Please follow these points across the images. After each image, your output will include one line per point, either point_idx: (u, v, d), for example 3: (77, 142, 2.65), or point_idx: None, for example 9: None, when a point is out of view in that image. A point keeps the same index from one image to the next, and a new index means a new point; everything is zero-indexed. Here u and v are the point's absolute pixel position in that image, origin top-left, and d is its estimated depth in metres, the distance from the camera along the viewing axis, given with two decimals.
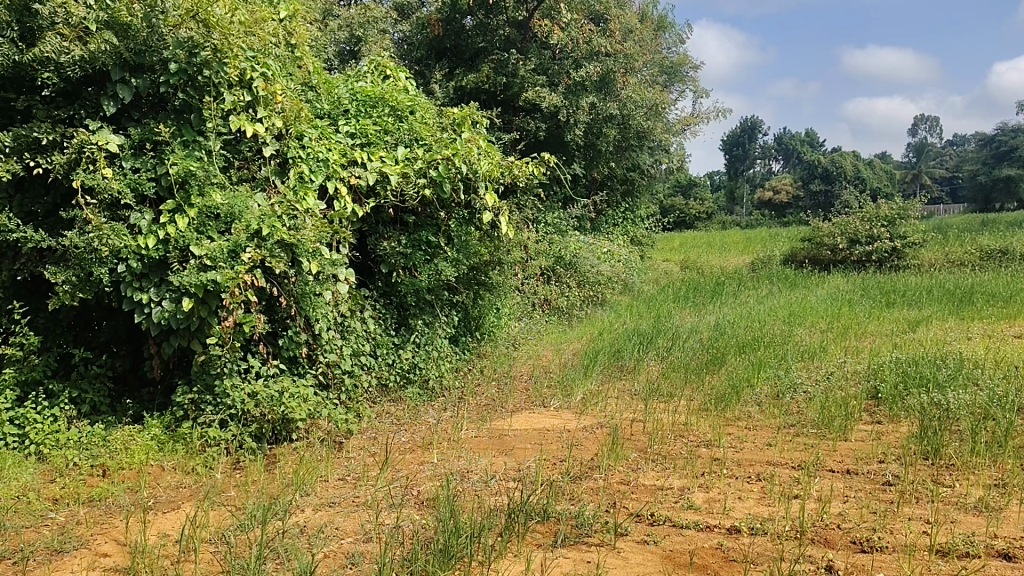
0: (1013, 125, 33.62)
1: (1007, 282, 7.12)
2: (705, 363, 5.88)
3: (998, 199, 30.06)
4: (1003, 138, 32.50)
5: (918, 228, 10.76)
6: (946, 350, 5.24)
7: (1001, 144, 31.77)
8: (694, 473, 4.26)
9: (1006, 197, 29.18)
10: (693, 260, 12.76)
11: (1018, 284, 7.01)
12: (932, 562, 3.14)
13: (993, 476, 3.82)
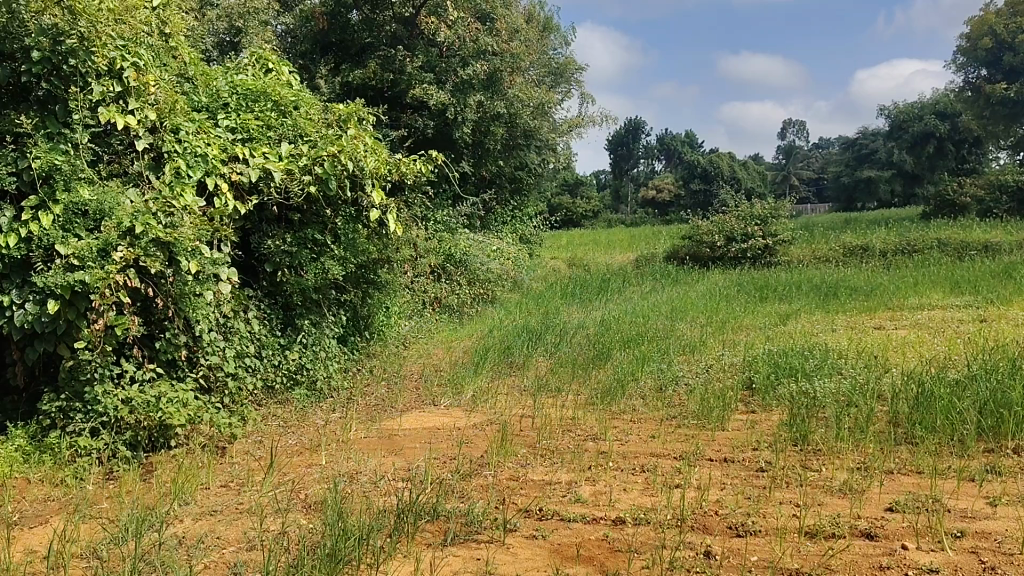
0: (873, 130, 35.96)
1: (866, 277, 7.61)
2: (591, 358, 6.00)
3: (860, 199, 32.09)
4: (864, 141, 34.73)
5: (788, 226, 11.35)
6: (813, 342, 5.54)
7: (863, 147, 33.94)
8: (581, 467, 4.34)
9: (867, 197, 31.20)
10: (581, 257, 13.02)
11: (876, 278, 7.49)
12: (801, 544, 3.32)
13: (856, 459, 4.06)
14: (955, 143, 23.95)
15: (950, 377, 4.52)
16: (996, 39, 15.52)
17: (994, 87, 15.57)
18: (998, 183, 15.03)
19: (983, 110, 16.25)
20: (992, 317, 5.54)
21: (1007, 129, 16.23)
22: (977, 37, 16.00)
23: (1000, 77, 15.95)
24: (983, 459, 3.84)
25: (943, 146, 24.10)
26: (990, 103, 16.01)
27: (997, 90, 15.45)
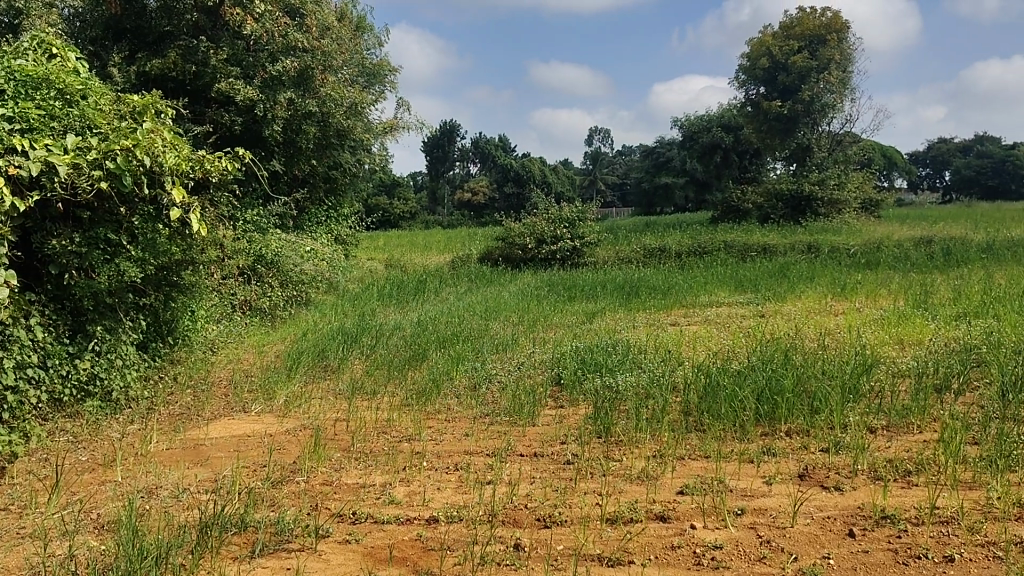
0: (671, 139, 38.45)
1: (663, 277, 8.12)
2: (406, 359, 6.00)
3: (660, 204, 34.24)
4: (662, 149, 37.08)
5: (594, 229, 11.93)
6: (616, 338, 5.86)
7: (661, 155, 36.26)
8: (395, 468, 4.34)
9: (665, 203, 33.32)
10: (397, 258, 12.99)
11: (672, 278, 8.02)
12: (602, 530, 3.50)
13: (653, 448, 4.34)
14: (738, 154, 26.04)
15: (733, 368, 4.92)
16: (772, 60, 17.06)
17: (771, 103, 17.10)
18: (775, 191, 16.54)
19: (762, 124, 17.82)
20: (769, 312, 6.09)
21: (781, 143, 17.86)
22: (757, 57, 17.49)
23: (778, 96, 17.43)
24: (762, 442, 4.21)
25: (728, 156, 26.09)
26: (768, 118, 17.54)
27: (774, 106, 16.95)
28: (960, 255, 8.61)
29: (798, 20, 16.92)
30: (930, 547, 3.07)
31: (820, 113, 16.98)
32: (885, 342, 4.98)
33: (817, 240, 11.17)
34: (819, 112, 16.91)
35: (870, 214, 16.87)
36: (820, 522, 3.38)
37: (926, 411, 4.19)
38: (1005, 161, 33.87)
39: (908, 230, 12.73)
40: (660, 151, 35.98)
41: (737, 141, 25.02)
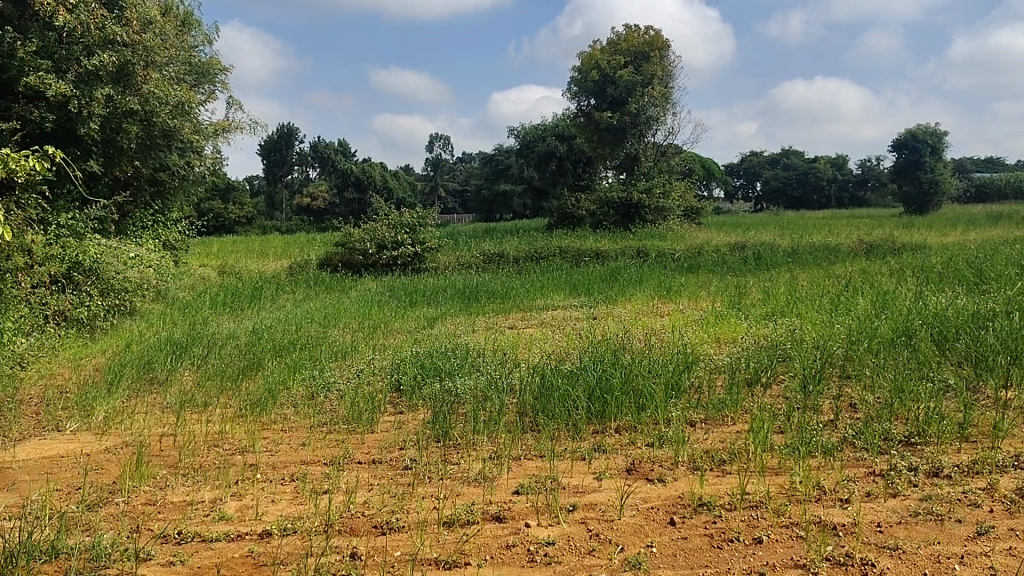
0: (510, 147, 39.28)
1: (502, 281, 8.29)
2: (240, 369, 5.78)
3: (500, 210, 34.86)
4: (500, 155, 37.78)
5: (434, 234, 12.01)
6: (456, 343, 5.91)
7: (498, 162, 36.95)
8: (226, 483, 4.16)
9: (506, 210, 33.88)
10: (232, 265, 12.49)
11: (509, 282, 8.19)
12: (439, 534, 3.51)
13: (490, 449, 4.41)
14: (572, 163, 26.85)
15: (566, 368, 5.08)
16: (601, 73, 17.75)
17: (601, 114, 17.74)
18: (607, 200, 17.19)
19: (595, 135, 18.46)
20: (601, 315, 6.34)
21: (612, 152, 18.65)
22: (587, 70, 18.09)
23: (607, 108, 18.06)
24: (593, 439, 4.38)
25: (562, 165, 26.94)
26: (599, 129, 18.21)
27: (604, 117, 17.63)
28: (769, 259, 9.32)
29: (625, 37, 17.78)
30: (741, 530, 3.28)
31: (645, 125, 17.95)
32: (704, 341, 5.31)
33: (645, 246, 11.76)
34: (644, 124, 17.90)
35: (694, 221, 18.14)
36: (644, 513, 3.55)
37: (740, 404, 4.48)
38: (807, 173, 37.01)
39: (729, 236, 13.64)
40: (499, 159, 36.66)
41: (572, 151, 25.87)
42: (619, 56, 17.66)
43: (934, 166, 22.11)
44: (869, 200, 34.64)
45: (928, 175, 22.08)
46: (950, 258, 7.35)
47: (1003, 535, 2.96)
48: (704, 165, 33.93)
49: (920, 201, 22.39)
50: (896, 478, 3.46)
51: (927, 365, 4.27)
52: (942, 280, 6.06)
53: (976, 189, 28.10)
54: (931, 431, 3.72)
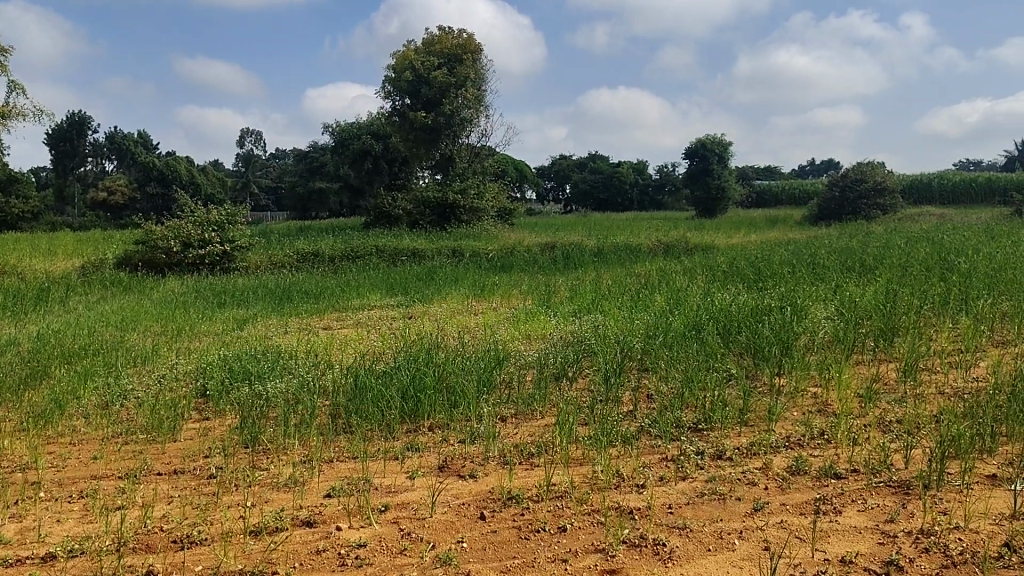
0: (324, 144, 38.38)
1: (316, 281, 8.10)
2: (22, 379, 5.27)
3: (314, 207, 34.09)
4: (314, 151, 36.82)
5: (244, 233, 11.55)
6: (267, 345, 5.71)
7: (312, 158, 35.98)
8: (3, 504, 3.78)
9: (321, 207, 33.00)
10: (14, 264, 11.35)
11: (324, 282, 8.04)
12: (244, 544, 3.37)
13: (301, 453, 4.30)
14: (387, 161, 26.61)
15: (380, 368, 5.05)
16: (415, 73, 17.76)
17: (416, 114, 17.69)
18: (422, 198, 17.19)
19: (409, 134, 18.35)
20: (416, 314, 6.35)
21: (426, 152, 18.64)
22: (401, 69, 18.01)
23: (421, 108, 18.05)
24: (406, 438, 4.38)
25: (378, 163, 26.69)
26: (414, 128, 18.19)
27: (419, 117, 17.58)
28: (575, 258, 9.69)
29: (438, 39, 17.91)
30: (547, 520, 3.41)
31: (458, 126, 18.18)
32: (515, 338, 5.46)
33: (460, 245, 11.92)
34: (458, 125, 18.12)
35: (506, 223, 18.41)
36: (455, 509, 3.59)
37: (547, 398, 4.65)
38: (611, 178, 38.22)
39: (540, 235, 14.07)
40: (313, 155, 35.74)
41: (389, 150, 25.67)
42: (432, 57, 17.76)
43: (721, 173, 23.91)
44: (666, 203, 36.97)
45: (717, 180, 23.89)
46: (731, 259, 8.00)
47: (775, 509, 3.24)
48: (517, 167, 34.72)
49: (708, 205, 24.19)
50: (686, 462, 3.71)
51: (713, 357, 4.61)
52: (727, 278, 6.57)
53: (757, 194, 30.64)
54: (716, 417, 4.03)
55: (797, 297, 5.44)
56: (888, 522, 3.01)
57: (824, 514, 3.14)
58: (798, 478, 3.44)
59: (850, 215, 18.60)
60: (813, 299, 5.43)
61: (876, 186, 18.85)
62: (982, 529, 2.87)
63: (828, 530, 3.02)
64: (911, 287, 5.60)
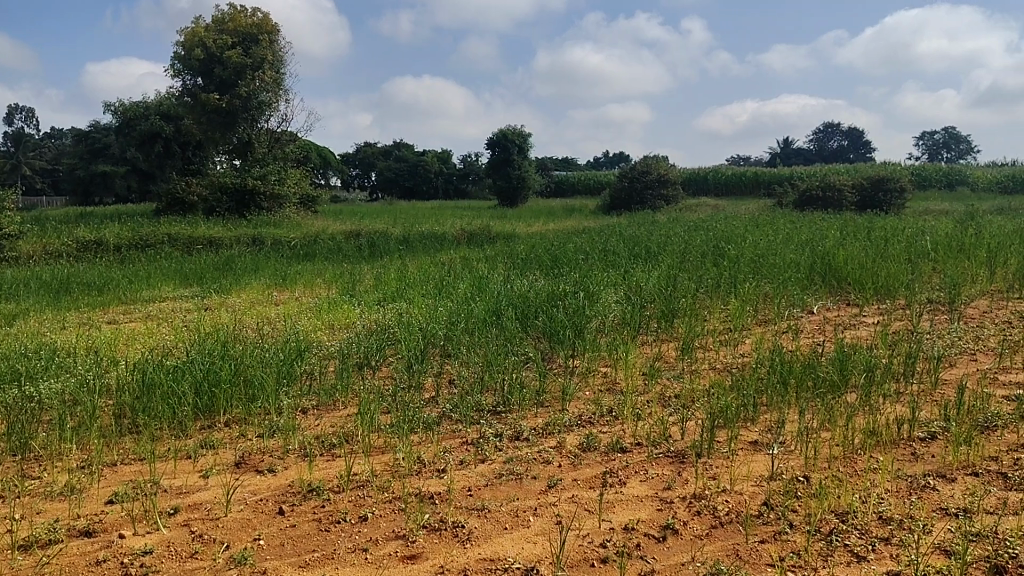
0: (106, 125, 35.19)
1: (98, 272, 7.49)
2: None
3: (96, 191, 30.46)
4: (96, 131, 33.77)
5: (12, 220, 10.41)
6: (41, 343, 5.21)
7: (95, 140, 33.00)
8: None
9: (102, 192, 30.09)
10: None
11: (107, 272, 7.44)
12: (11, 560, 3.05)
13: (80, 459, 3.97)
14: (179, 145, 24.90)
15: (170, 363, 4.75)
16: (206, 52, 16.81)
17: (208, 95, 16.69)
18: (218, 184, 16.35)
19: (201, 117, 17.24)
20: (213, 305, 6.05)
21: (222, 137, 17.59)
22: (188, 47, 16.93)
23: (214, 89, 17.14)
24: (200, 435, 4.17)
25: (170, 146, 25.01)
26: (206, 111, 17.07)
27: (212, 98, 16.63)
28: (381, 247, 9.61)
29: (230, 17, 17.15)
30: (348, 510, 3.36)
31: (256, 110, 17.45)
32: (318, 328, 5.36)
33: (261, 233, 11.48)
34: (255, 108, 17.38)
35: (309, 209, 18.07)
36: (252, 506, 3.45)
37: (350, 388, 4.60)
38: (416, 167, 37.95)
39: (343, 223, 13.83)
40: (96, 137, 32.83)
41: (181, 132, 24.08)
42: (224, 36, 16.93)
43: (521, 164, 24.62)
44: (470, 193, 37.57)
45: (516, 171, 24.58)
46: (529, 247, 8.28)
47: (567, 485, 3.39)
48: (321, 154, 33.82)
49: (510, 195, 24.82)
50: (485, 445, 3.79)
51: (512, 341, 4.74)
52: (527, 265, 6.80)
53: (555, 184, 31.61)
54: (513, 400, 4.15)
55: (589, 282, 5.71)
56: (666, 489, 3.24)
57: (611, 485, 3.32)
58: (589, 454, 3.62)
59: (637, 205, 19.69)
60: (604, 284, 5.72)
61: (660, 179, 20.07)
62: (745, 490, 3.13)
63: (613, 501, 3.20)
64: (689, 271, 6.06)
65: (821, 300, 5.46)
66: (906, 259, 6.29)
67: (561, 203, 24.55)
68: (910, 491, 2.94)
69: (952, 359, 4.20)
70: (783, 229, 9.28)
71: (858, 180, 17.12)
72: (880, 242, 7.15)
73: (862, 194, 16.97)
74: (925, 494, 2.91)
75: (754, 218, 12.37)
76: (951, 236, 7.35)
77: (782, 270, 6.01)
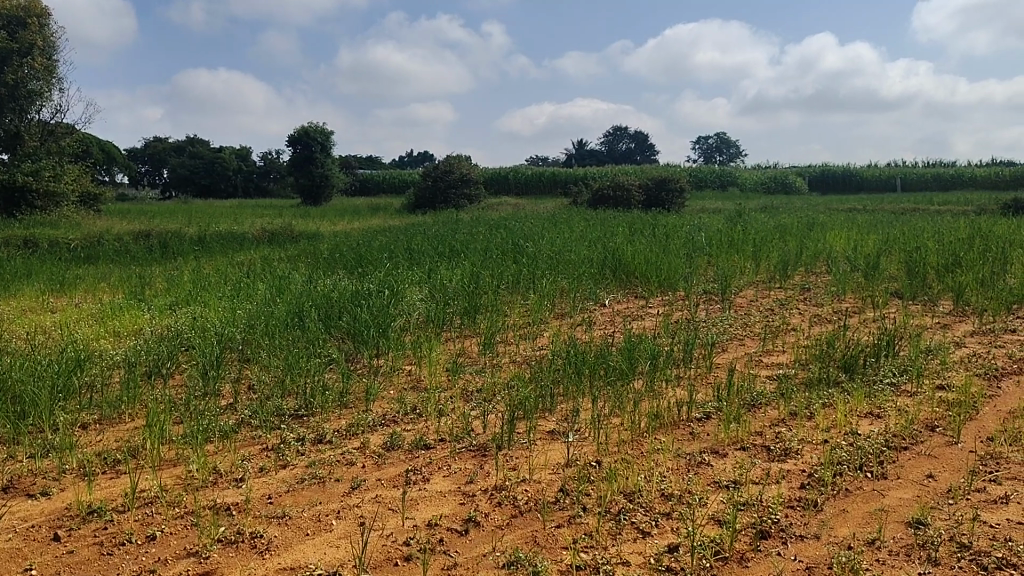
0: None
1: None
2: None
3: None
4: None
5: None
6: None
7: None
8: None
9: None
10: None
11: None
12: None
13: None
14: None
15: None
16: None
17: None
18: None
19: None
20: None
21: None
22: None
23: None
24: None
25: None
26: None
27: None
28: (174, 248, 9.09)
29: None
30: (133, 530, 3.08)
31: (25, 98, 15.93)
32: (102, 336, 4.97)
33: (32, 234, 10.44)
34: (24, 97, 15.89)
35: (91, 208, 16.79)
36: (21, 534, 3.10)
37: (138, 398, 4.29)
38: (213, 163, 36.03)
39: (128, 223, 12.89)
40: None
41: None
42: None
43: (324, 163, 24.19)
44: (273, 191, 36.33)
45: (320, 170, 24.14)
46: (334, 245, 8.13)
47: (371, 485, 3.33)
48: (106, 149, 31.40)
49: (313, 193, 24.26)
50: (286, 450, 3.66)
51: (315, 342, 4.64)
52: (330, 264, 6.68)
53: (360, 183, 31.09)
54: (315, 403, 4.05)
55: (393, 281, 5.69)
56: (469, 483, 3.28)
57: (414, 483, 3.31)
58: (393, 453, 3.60)
59: (442, 205, 19.84)
60: (408, 282, 5.73)
61: (462, 178, 20.35)
62: (543, 478, 3.24)
63: (416, 498, 3.19)
64: (490, 268, 6.21)
65: (612, 293, 5.79)
66: (686, 254, 6.80)
67: (367, 201, 24.31)
68: (688, 468, 3.17)
69: (724, 344, 4.59)
70: (577, 226, 9.74)
71: (644, 181, 18.18)
72: (664, 239, 7.68)
73: (648, 193, 18.07)
74: (702, 470, 3.14)
75: (551, 217, 12.80)
76: (722, 233, 8.01)
77: (577, 266, 6.29)
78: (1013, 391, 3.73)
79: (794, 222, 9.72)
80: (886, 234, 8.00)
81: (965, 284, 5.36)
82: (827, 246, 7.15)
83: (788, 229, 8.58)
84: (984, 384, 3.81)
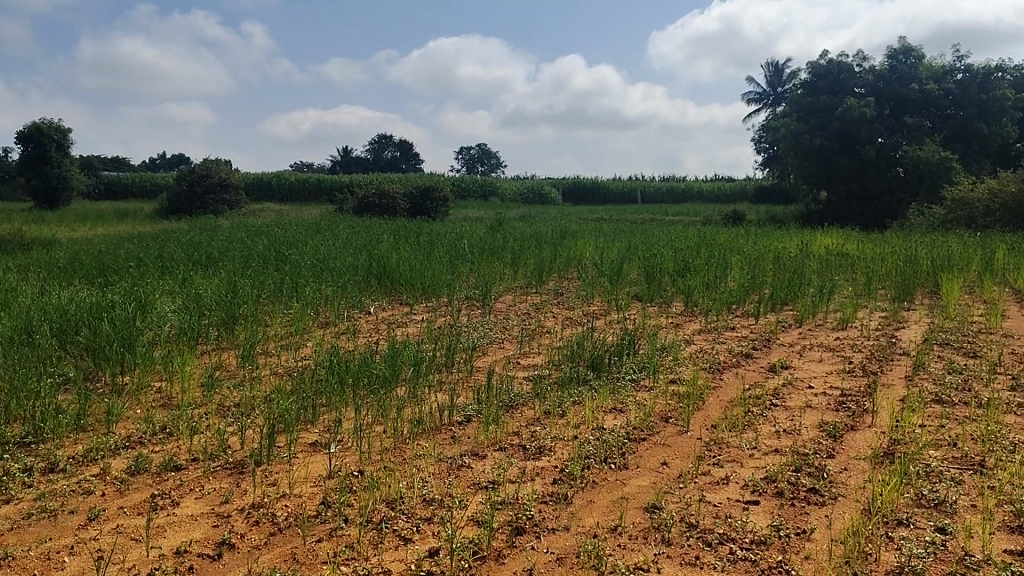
0: None
1: None
2: None
3: None
4: None
5: None
6: None
7: None
8: None
9: None
10: None
11: None
12: None
13: None
14: None
15: None
16: None
17: None
18: None
19: None
20: None
21: None
22: None
23: None
24: None
25: None
26: None
27: None
28: None
29: None
30: None
31: None
32: None
33: None
34: None
35: None
36: None
37: None
38: None
39: None
40: None
41: None
42: None
43: (61, 163, 22.12)
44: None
45: (56, 170, 22.00)
46: (73, 254, 7.38)
47: (111, 515, 3.03)
48: None
49: (48, 195, 21.98)
50: (9, 483, 3.24)
51: (47, 361, 4.18)
52: (65, 275, 6.05)
53: (105, 186, 28.56)
54: (46, 428, 3.64)
55: (141, 291, 5.29)
56: (223, 504, 3.10)
57: (161, 509, 3.06)
58: (137, 477, 3.32)
59: (198, 210, 18.78)
60: (158, 292, 5.35)
61: (221, 183, 19.42)
62: (303, 492, 3.14)
63: (164, 525, 2.96)
64: (249, 277, 5.95)
65: (376, 301, 5.79)
66: (449, 260, 6.94)
67: (115, 205, 22.43)
68: (449, 471, 3.21)
69: (484, 348, 4.72)
70: (341, 234, 9.62)
71: (407, 189, 18.32)
72: (428, 246, 7.79)
73: (412, 202, 18.23)
74: (462, 472, 3.20)
75: (314, 225, 12.51)
76: (484, 240, 8.28)
77: (340, 273, 6.21)
78: (732, 381, 4.17)
79: (547, 230, 10.26)
80: (627, 241, 8.67)
81: (693, 287, 5.92)
82: (577, 253, 7.60)
83: (542, 237, 9.04)
84: (708, 376, 4.22)
